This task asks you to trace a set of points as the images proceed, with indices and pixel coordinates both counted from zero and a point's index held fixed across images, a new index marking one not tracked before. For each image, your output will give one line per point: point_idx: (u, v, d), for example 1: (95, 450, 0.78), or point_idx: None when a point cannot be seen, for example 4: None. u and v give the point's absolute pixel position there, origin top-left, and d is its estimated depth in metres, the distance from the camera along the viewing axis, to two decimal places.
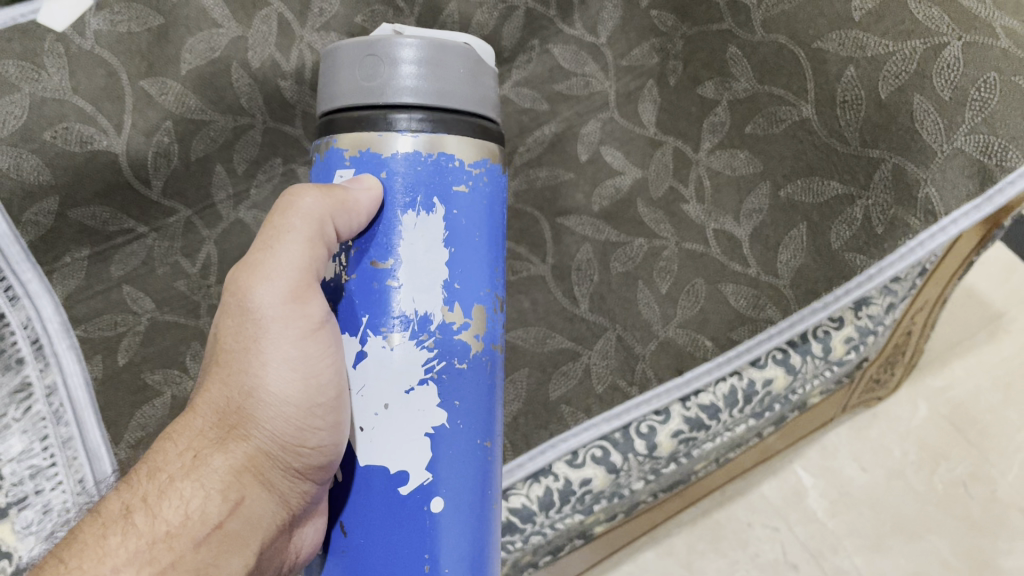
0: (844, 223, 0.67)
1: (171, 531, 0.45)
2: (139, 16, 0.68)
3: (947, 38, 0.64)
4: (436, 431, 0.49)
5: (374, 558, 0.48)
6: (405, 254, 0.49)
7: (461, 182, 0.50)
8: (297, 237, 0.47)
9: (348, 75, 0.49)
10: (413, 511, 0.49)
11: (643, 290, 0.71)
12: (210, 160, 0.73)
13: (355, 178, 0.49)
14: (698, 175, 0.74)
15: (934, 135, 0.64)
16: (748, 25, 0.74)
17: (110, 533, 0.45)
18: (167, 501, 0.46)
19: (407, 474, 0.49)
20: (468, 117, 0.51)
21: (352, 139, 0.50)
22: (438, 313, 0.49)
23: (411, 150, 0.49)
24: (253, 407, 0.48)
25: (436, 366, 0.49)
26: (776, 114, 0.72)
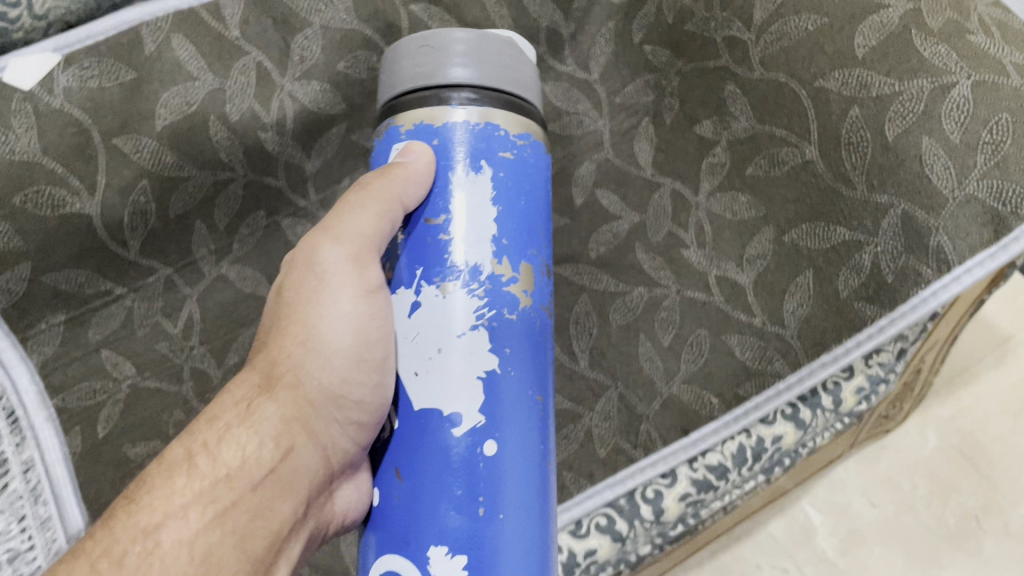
0: (852, 271, 0.65)
1: (230, 473, 0.46)
2: (110, 70, 0.64)
3: (956, 77, 0.62)
4: (489, 374, 0.48)
5: (428, 500, 0.47)
6: (457, 209, 0.50)
7: (507, 148, 0.51)
8: (363, 205, 0.49)
9: (403, 63, 0.52)
10: (466, 456, 0.47)
11: (644, 344, 0.69)
12: (190, 217, 0.71)
13: (408, 147, 0.51)
14: (698, 220, 0.72)
15: (944, 181, 0.61)
16: (746, 62, 0.71)
17: (174, 475, 0.45)
18: (226, 445, 0.47)
19: (459, 418, 0.47)
20: (512, 99, 0.53)
21: (407, 118, 0.52)
22: (490, 261, 0.50)
23: (462, 120, 0.51)
24: (307, 361, 0.49)
25: (487, 314, 0.49)
26: (777, 155, 0.69)
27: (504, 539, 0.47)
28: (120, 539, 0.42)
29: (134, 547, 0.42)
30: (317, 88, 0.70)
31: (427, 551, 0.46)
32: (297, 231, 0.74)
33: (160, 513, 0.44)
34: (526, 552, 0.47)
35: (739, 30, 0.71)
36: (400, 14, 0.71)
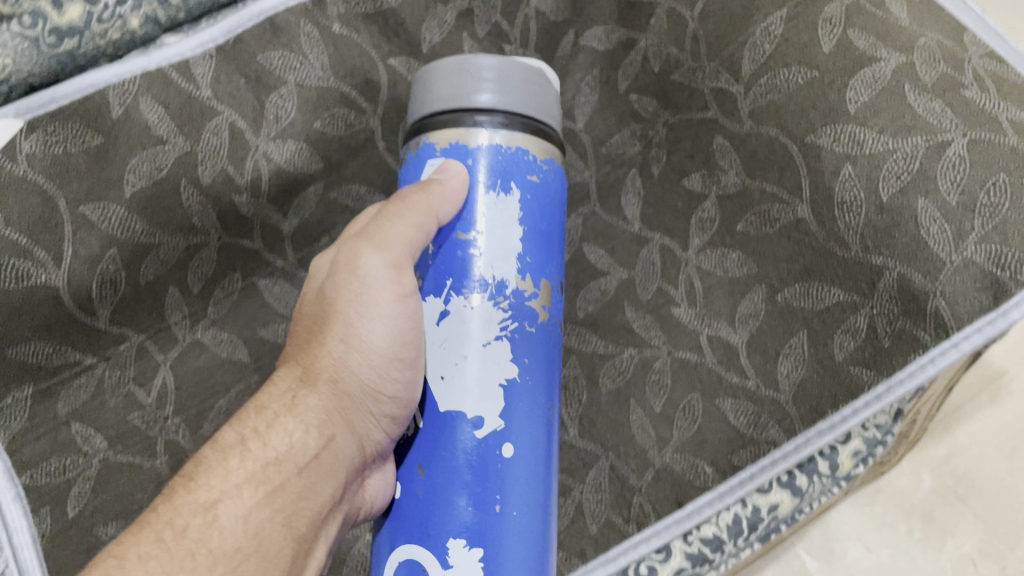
0: (847, 333, 0.63)
1: (279, 457, 0.50)
2: (76, 135, 0.63)
3: (951, 135, 0.61)
4: (508, 382, 0.54)
5: (451, 494, 0.53)
6: (485, 231, 0.55)
7: (532, 173, 0.57)
8: (401, 216, 0.53)
9: (437, 86, 0.57)
10: (486, 455, 0.53)
11: (635, 410, 0.67)
12: (162, 283, 0.68)
13: (444, 166, 0.56)
14: (687, 276, 0.70)
15: (941, 244, 0.59)
16: (736, 115, 0.69)
17: (230, 456, 0.50)
18: (278, 430, 0.51)
19: (482, 420, 0.54)
20: (536, 124, 0.58)
21: (438, 137, 0.57)
22: (512, 279, 0.55)
23: (491, 143, 0.56)
24: (348, 357, 0.54)
25: (509, 326, 0.55)
26: (768, 212, 0.67)
27: (513, 530, 0.53)
28: (184, 513, 0.47)
29: (197, 519, 0.47)
30: (293, 147, 0.68)
31: (447, 540, 0.52)
32: (275, 293, 0.70)
33: (218, 491, 0.48)
34: (525, 544, 0.54)
35: (728, 82, 0.70)
36: (378, 70, 0.69)
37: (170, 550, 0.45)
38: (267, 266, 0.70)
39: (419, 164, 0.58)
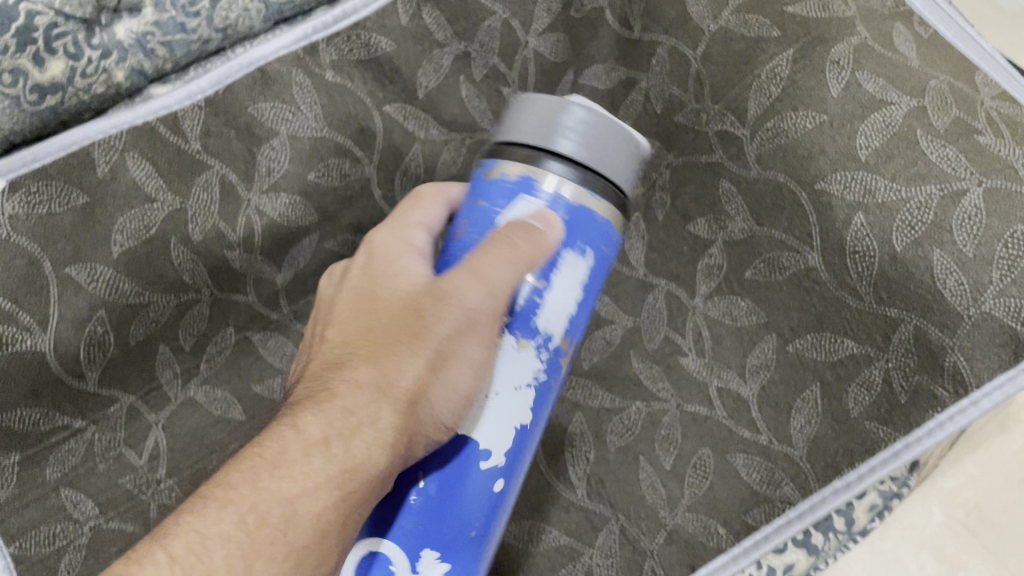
0: (861, 387, 0.61)
1: (355, 467, 0.46)
2: (61, 194, 0.59)
3: (966, 183, 0.59)
4: (521, 426, 0.52)
5: (445, 507, 0.50)
6: (550, 282, 0.51)
7: (604, 243, 0.53)
8: (505, 255, 0.48)
9: (529, 120, 0.52)
10: (483, 485, 0.51)
11: (644, 468, 0.65)
12: (152, 342, 0.65)
13: (542, 211, 0.50)
14: (695, 325, 0.68)
15: (958, 298, 0.58)
16: (742, 158, 0.67)
17: (310, 453, 0.46)
18: (359, 438, 0.47)
19: (490, 453, 0.51)
20: (616, 190, 0.53)
21: (521, 169, 0.51)
22: (556, 337, 0.52)
23: (569, 199, 0.51)
24: (437, 379, 0.48)
25: (540, 377, 0.52)
26: (777, 260, 0.65)
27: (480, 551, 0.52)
28: (262, 502, 0.45)
29: (274, 513, 0.45)
30: (287, 201, 0.66)
31: (422, 551, 0.49)
32: (269, 346, 0.70)
33: (294, 489, 0.46)
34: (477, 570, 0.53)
35: (733, 124, 0.68)
36: (374, 117, 0.67)
37: (250, 539, 0.45)
38: (263, 319, 0.70)
39: (502, 185, 0.52)
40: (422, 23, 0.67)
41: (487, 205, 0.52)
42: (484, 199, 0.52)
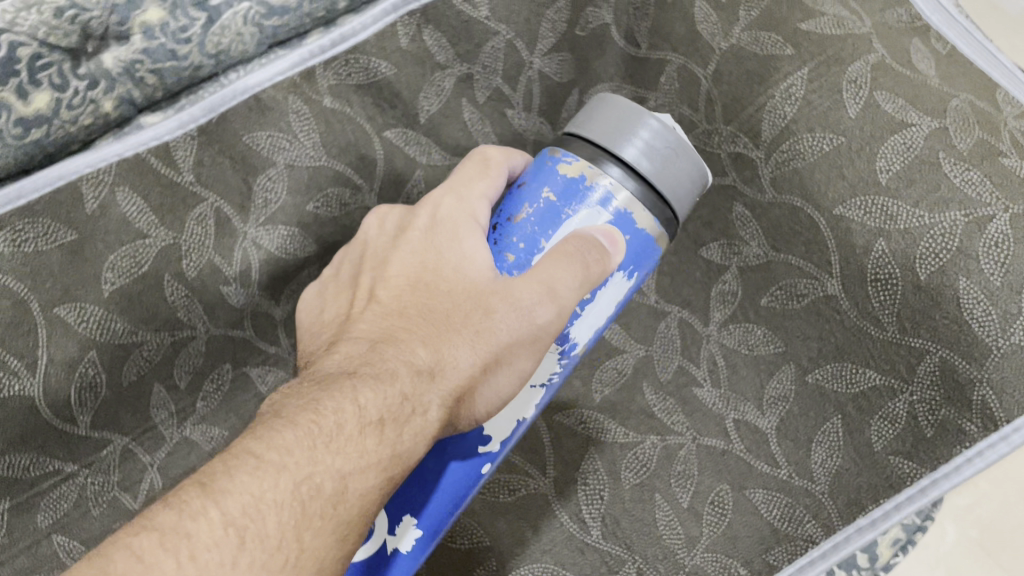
0: (885, 420, 0.59)
1: (399, 456, 0.46)
2: (47, 232, 0.57)
3: (992, 210, 0.57)
4: (520, 420, 0.57)
5: (431, 480, 0.55)
6: (594, 295, 0.55)
7: (645, 265, 0.57)
8: (574, 269, 0.51)
9: (603, 121, 0.57)
10: (475, 468, 0.56)
11: (661, 506, 0.63)
12: (146, 381, 0.63)
13: (610, 234, 0.54)
14: (710, 354, 0.66)
15: (986, 329, 0.55)
16: (757, 182, 0.65)
17: (366, 433, 0.45)
18: (411, 425, 0.47)
19: (488, 441, 0.56)
20: (666, 210, 0.56)
21: (596, 175, 0.55)
22: (579, 346, 0.57)
23: (624, 209, 0.55)
24: (487, 380, 0.50)
25: (553, 377, 0.57)
26: (795, 287, 0.63)
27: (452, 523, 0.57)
28: (317, 472, 0.43)
29: (328, 486, 0.43)
30: (285, 233, 0.64)
31: (405, 516, 0.55)
32: (267, 382, 0.67)
33: (345, 470, 0.44)
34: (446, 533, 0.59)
35: (745, 146, 0.66)
36: (374, 144, 0.66)
37: (302, 507, 0.42)
38: (259, 354, 0.67)
39: (573, 183, 0.55)
40: (422, 44, 0.65)
41: (556, 200, 0.55)
42: (556, 196, 0.55)
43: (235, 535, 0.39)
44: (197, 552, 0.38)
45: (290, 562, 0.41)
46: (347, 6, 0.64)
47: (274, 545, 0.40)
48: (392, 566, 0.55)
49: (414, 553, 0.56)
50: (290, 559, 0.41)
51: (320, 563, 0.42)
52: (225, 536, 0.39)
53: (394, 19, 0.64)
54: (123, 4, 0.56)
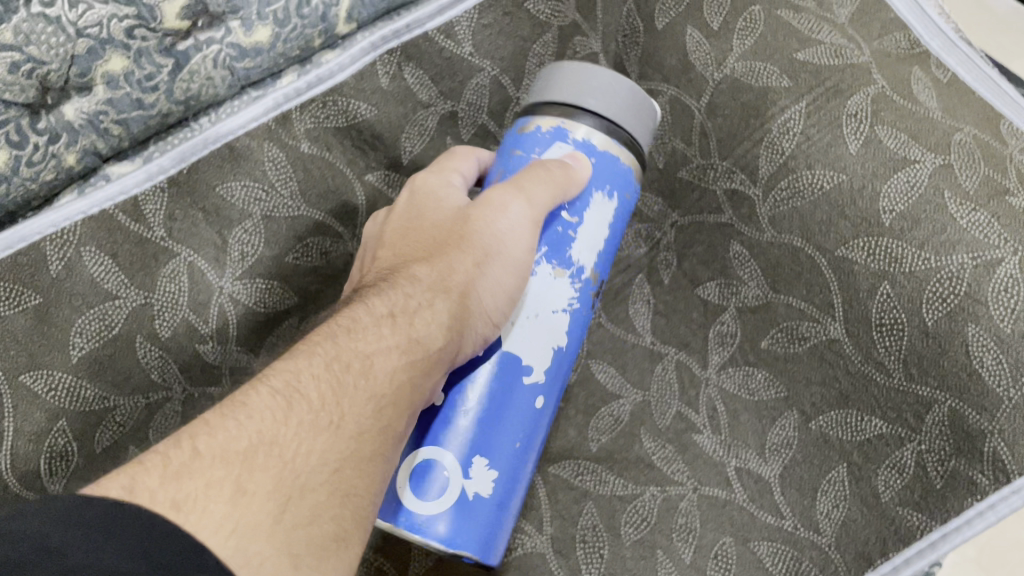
0: (892, 469, 0.57)
1: (415, 345, 0.50)
2: (10, 296, 0.53)
3: (1001, 253, 0.55)
4: (558, 348, 0.57)
5: (499, 419, 0.54)
6: (581, 217, 0.58)
7: (626, 188, 0.60)
8: (546, 177, 0.54)
9: (552, 86, 0.60)
10: (528, 398, 0.56)
11: (662, 563, 0.60)
12: (121, 447, 0.57)
13: (574, 155, 0.57)
14: (709, 399, 0.64)
15: (997, 378, 0.53)
16: (755, 220, 0.63)
17: (380, 324, 0.49)
18: (422, 315, 0.51)
19: (533, 367, 0.56)
20: (631, 139, 0.60)
21: (554, 121, 0.59)
22: (585, 268, 0.58)
23: (588, 141, 0.58)
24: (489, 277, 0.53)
25: (573, 304, 0.58)
26: (796, 329, 0.61)
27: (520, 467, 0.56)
28: (342, 353, 0.47)
29: (353, 367, 0.47)
30: (263, 286, 0.61)
31: (475, 458, 0.53)
32: None
33: (366, 351, 0.48)
34: (518, 488, 0.56)
35: (742, 182, 0.64)
36: (355, 190, 0.64)
37: (336, 378, 0.46)
38: None
39: (534, 134, 0.59)
40: (403, 82, 0.63)
41: (523, 152, 0.58)
42: (520, 148, 0.59)
43: (283, 402, 0.44)
44: (251, 413, 0.42)
45: (335, 429, 0.44)
46: (323, 41, 0.61)
47: (318, 409, 0.44)
48: (474, 514, 0.53)
49: (493, 497, 0.54)
50: (334, 421, 0.44)
51: (362, 434, 0.45)
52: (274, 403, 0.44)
53: (373, 58, 0.62)
54: (82, 55, 0.52)
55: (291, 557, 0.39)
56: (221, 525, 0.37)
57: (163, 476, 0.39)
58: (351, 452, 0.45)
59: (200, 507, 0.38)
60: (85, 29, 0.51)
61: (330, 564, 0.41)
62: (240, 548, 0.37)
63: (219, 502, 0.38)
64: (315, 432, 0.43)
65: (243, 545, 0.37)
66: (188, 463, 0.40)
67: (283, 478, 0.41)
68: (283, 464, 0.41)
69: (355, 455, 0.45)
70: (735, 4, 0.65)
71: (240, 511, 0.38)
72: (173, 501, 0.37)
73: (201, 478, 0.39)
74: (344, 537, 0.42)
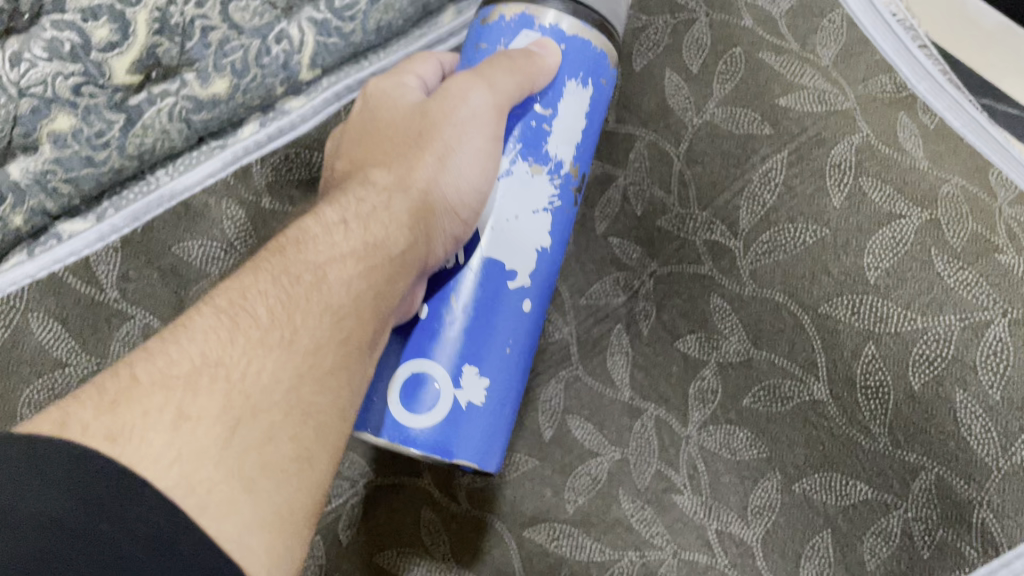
0: (878, 537, 0.54)
1: (374, 246, 0.48)
2: None
3: (989, 314, 0.53)
4: (541, 250, 0.56)
5: (482, 327, 0.54)
6: (556, 110, 0.55)
7: (604, 78, 0.57)
8: (508, 68, 0.51)
9: None
10: (514, 301, 0.55)
11: None
12: None
13: (540, 42, 0.54)
14: (689, 457, 0.61)
15: (985, 447, 0.52)
16: (735, 273, 0.61)
17: (332, 232, 0.48)
18: (377, 219, 0.49)
19: (517, 272, 0.55)
20: (605, 22, 0.56)
21: (518, 8, 0.55)
22: (565, 163, 0.56)
23: (558, 26, 0.54)
24: (449, 172, 0.52)
25: (556, 202, 0.56)
26: (778, 388, 0.58)
27: (512, 373, 0.55)
28: (292, 264, 0.45)
29: (305, 278, 0.45)
30: None
31: (464, 366, 0.53)
32: None
33: (324, 256, 0.46)
34: (515, 395, 0.56)
35: (722, 234, 0.61)
36: None
37: (288, 292, 0.44)
38: None
39: (500, 25, 0.55)
40: None
41: (488, 47, 0.55)
42: (485, 41, 0.55)
43: (228, 320, 0.42)
44: (192, 331, 0.41)
45: (288, 344, 0.42)
46: (286, 89, 0.58)
47: (266, 326, 0.42)
48: (470, 423, 0.53)
49: (488, 405, 0.54)
50: (286, 335, 0.43)
51: (318, 347, 0.44)
52: (218, 321, 0.42)
53: (338, 108, 0.60)
54: (27, 115, 0.50)
55: (242, 481, 0.38)
56: (162, 456, 0.36)
57: (98, 407, 0.37)
58: (308, 367, 0.43)
59: (138, 437, 0.36)
60: (28, 89, 0.50)
61: (290, 485, 0.40)
62: (184, 476, 0.36)
63: (159, 430, 0.37)
64: (265, 347, 0.42)
65: (187, 474, 0.36)
66: (127, 389, 0.38)
67: (231, 400, 0.39)
68: (230, 385, 0.40)
69: (312, 369, 0.43)
70: (714, 47, 0.64)
71: (182, 437, 0.37)
72: (108, 434, 0.36)
73: (138, 407, 0.37)
74: (305, 457, 0.41)
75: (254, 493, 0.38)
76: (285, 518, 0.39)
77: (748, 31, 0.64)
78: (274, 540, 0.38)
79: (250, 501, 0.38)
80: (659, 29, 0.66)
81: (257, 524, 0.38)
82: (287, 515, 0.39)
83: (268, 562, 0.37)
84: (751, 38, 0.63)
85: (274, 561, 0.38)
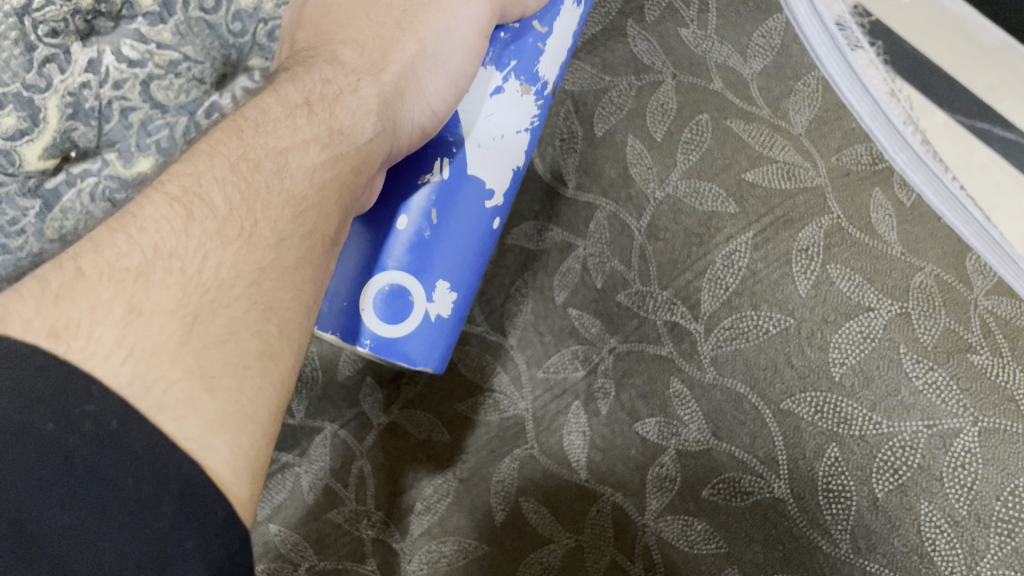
0: None
1: (343, 129, 0.44)
2: None
3: (958, 422, 0.52)
4: (517, 169, 0.54)
5: (454, 243, 0.52)
6: (551, 29, 0.54)
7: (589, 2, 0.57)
8: None
9: None
10: (489, 218, 0.53)
11: None
12: None
13: None
14: (645, 548, 0.56)
15: (949, 562, 0.50)
16: (695, 357, 0.58)
17: (293, 115, 0.43)
18: (344, 104, 0.45)
19: (495, 191, 0.53)
20: None
21: None
22: (549, 85, 0.55)
23: None
24: (430, 62, 0.50)
25: (536, 122, 0.55)
26: (740, 483, 0.55)
27: (476, 288, 0.54)
28: (253, 149, 0.40)
29: (265, 165, 0.40)
30: None
31: (436, 282, 0.52)
32: None
33: (287, 141, 0.42)
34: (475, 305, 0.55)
35: (683, 315, 0.58)
36: None
37: (246, 180, 0.39)
38: None
39: None
40: None
41: None
42: None
43: (181, 209, 0.36)
44: (140, 216, 0.35)
45: (248, 238, 0.37)
46: None
47: (224, 216, 0.37)
48: (433, 335, 0.52)
49: (453, 320, 0.53)
50: (246, 228, 0.37)
51: (281, 242, 0.38)
52: (171, 211, 0.36)
53: None
54: None
55: (203, 379, 0.32)
56: (114, 351, 0.30)
57: (37, 301, 0.31)
58: (270, 262, 0.37)
59: (86, 333, 0.30)
60: None
61: (255, 386, 0.34)
62: (138, 374, 0.30)
63: (110, 324, 0.31)
64: (224, 238, 0.36)
65: (142, 370, 0.30)
66: (70, 283, 0.32)
67: (188, 293, 0.33)
68: (186, 278, 0.34)
69: (272, 265, 0.37)
70: (680, 113, 0.61)
71: (135, 334, 0.31)
72: (51, 329, 0.30)
73: (85, 300, 0.32)
74: (270, 353, 0.35)
75: (217, 392, 0.32)
76: (250, 417, 0.33)
77: (717, 95, 0.60)
78: (239, 439, 0.32)
79: (211, 401, 0.32)
80: (622, 91, 0.63)
81: (223, 424, 0.31)
82: (251, 417, 0.33)
83: (235, 463, 0.31)
84: (720, 103, 0.60)
85: (240, 462, 0.31)
